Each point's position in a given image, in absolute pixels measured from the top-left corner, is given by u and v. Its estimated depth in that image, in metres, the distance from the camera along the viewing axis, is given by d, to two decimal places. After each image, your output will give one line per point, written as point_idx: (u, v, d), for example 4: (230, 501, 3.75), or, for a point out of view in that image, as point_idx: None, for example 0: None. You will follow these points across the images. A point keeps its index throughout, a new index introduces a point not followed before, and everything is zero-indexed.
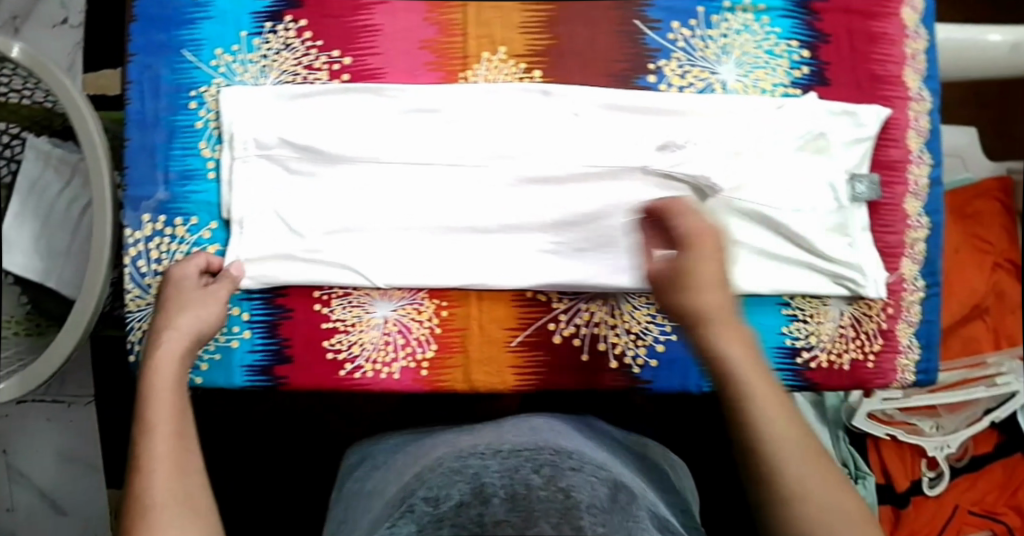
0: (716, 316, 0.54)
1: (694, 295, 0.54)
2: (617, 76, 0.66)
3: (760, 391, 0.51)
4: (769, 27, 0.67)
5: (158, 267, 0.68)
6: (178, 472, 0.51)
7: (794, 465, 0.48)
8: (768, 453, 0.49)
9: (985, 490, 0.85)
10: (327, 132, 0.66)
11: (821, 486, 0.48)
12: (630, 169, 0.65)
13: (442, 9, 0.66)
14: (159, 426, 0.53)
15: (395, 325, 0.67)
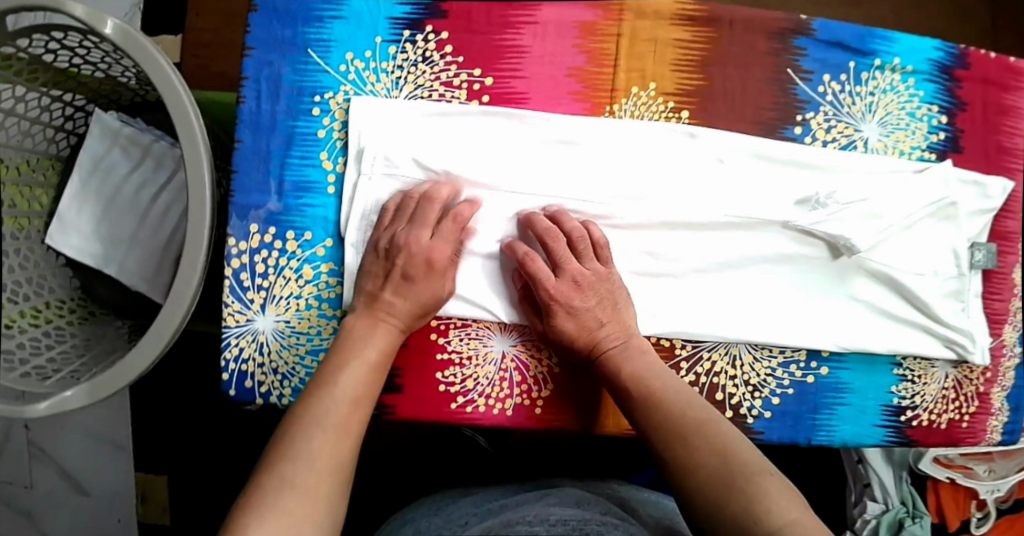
0: (619, 339, 0.62)
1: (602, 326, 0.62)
2: (765, 124, 0.65)
3: (658, 396, 0.59)
4: (913, 89, 0.68)
5: (263, 282, 0.64)
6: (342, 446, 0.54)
7: (693, 449, 0.56)
8: (675, 440, 0.56)
9: None
10: (467, 154, 0.63)
11: (710, 462, 0.55)
12: (771, 224, 0.64)
13: (595, 37, 0.64)
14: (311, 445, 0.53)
15: (511, 361, 0.64)
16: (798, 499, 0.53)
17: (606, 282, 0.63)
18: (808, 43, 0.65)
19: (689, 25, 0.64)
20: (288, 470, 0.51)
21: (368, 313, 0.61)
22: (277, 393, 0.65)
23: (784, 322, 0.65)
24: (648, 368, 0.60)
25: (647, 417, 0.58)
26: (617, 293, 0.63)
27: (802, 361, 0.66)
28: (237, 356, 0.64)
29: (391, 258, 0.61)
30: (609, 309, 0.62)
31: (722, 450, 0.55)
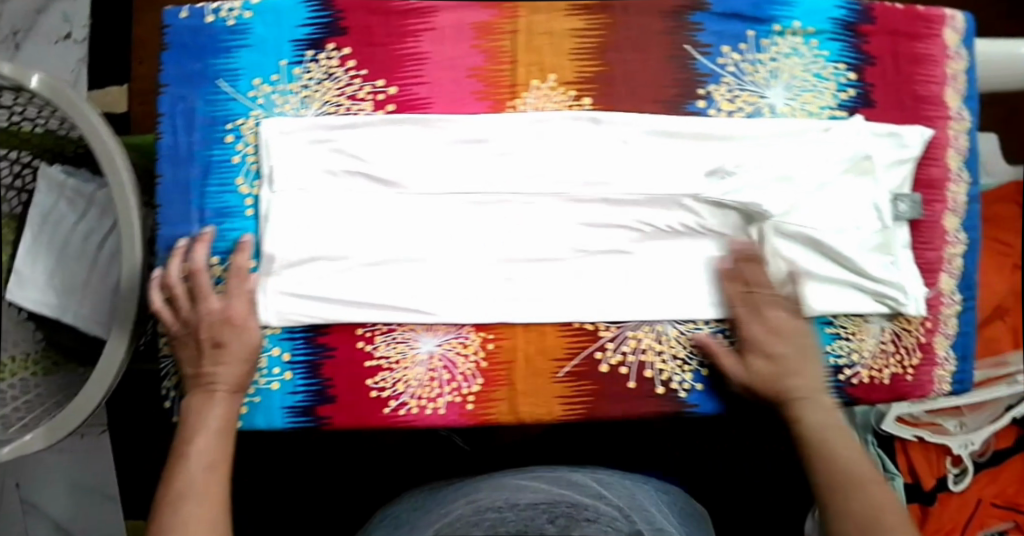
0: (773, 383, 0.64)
1: (789, 381, 0.64)
2: (668, 102, 0.66)
3: (820, 450, 0.62)
4: (817, 50, 0.67)
5: None
6: (220, 481, 0.60)
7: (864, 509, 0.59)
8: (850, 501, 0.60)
9: (1007, 482, 0.92)
10: (381, 161, 0.65)
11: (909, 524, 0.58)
12: (678, 197, 0.65)
13: (491, 36, 0.65)
14: (192, 493, 0.58)
15: (440, 360, 0.66)
16: None
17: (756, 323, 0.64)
18: (704, 17, 0.66)
19: (584, 14, 0.65)
20: (180, 518, 0.56)
21: (199, 388, 0.62)
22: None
23: (706, 294, 0.66)
24: (822, 414, 0.64)
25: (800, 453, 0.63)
26: (759, 326, 0.64)
27: (729, 330, 0.67)
28: (177, 385, 0.67)
29: (195, 335, 0.63)
30: (800, 355, 0.64)
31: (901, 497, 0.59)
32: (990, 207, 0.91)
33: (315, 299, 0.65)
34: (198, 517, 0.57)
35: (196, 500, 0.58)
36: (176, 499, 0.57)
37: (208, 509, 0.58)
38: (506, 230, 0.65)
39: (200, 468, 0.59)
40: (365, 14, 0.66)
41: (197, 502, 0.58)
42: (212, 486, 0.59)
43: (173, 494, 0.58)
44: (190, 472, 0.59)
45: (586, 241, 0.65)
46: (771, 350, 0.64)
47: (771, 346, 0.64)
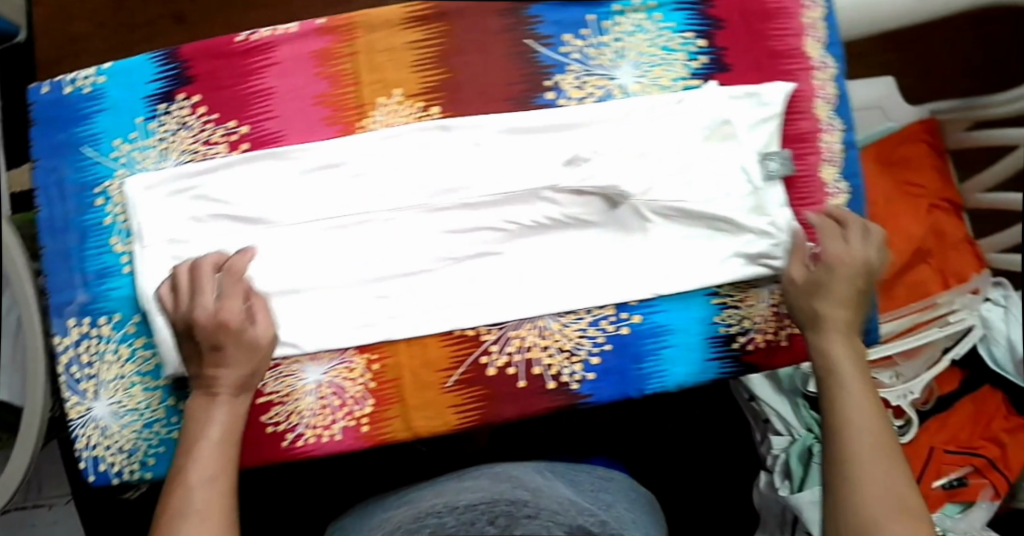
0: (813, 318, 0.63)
1: (823, 300, 0.63)
2: (517, 99, 0.66)
3: (852, 400, 0.59)
4: (663, 23, 0.66)
5: (91, 373, 0.69)
6: (225, 497, 0.58)
7: (860, 472, 0.56)
8: (837, 466, 0.57)
9: (958, 425, 0.91)
10: (245, 199, 0.66)
11: (890, 487, 0.55)
12: (535, 192, 0.66)
13: (331, 61, 0.65)
14: (195, 505, 0.56)
15: (329, 387, 0.67)
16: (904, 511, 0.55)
17: (855, 248, 0.65)
18: (542, 9, 0.65)
19: (421, 25, 0.65)
20: (182, 527, 0.55)
21: (202, 390, 0.61)
22: (129, 469, 0.69)
23: (582, 282, 0.67)
24: (848, 345, 0.62)
25: (827, 383, 0.61)
26: (836, 249, 0.64)
27: (612, 315, 0.68)
28: (87, 444, 0.69)
29: (193, 336, 0.61)
30: (858, 264, 0.64)
31: (881, 444, 0.57)
32: (896, 150, 0.90)
33: None
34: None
35: (196, 522, 0.56)
36: (176, 514, 0.56)
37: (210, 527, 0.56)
38: (375, 249, 0.66)
39: (203, 488, 0.57)
40: (208, 59, 0.66)
41: (199, 523, 0.56)
42: (214, 505, 0.57)
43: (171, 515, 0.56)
44: (189, 481, 0.57)
45: (453, 247, 0.66)
46: (836, 276, 0.64)
47: (832, 272, 0.64)
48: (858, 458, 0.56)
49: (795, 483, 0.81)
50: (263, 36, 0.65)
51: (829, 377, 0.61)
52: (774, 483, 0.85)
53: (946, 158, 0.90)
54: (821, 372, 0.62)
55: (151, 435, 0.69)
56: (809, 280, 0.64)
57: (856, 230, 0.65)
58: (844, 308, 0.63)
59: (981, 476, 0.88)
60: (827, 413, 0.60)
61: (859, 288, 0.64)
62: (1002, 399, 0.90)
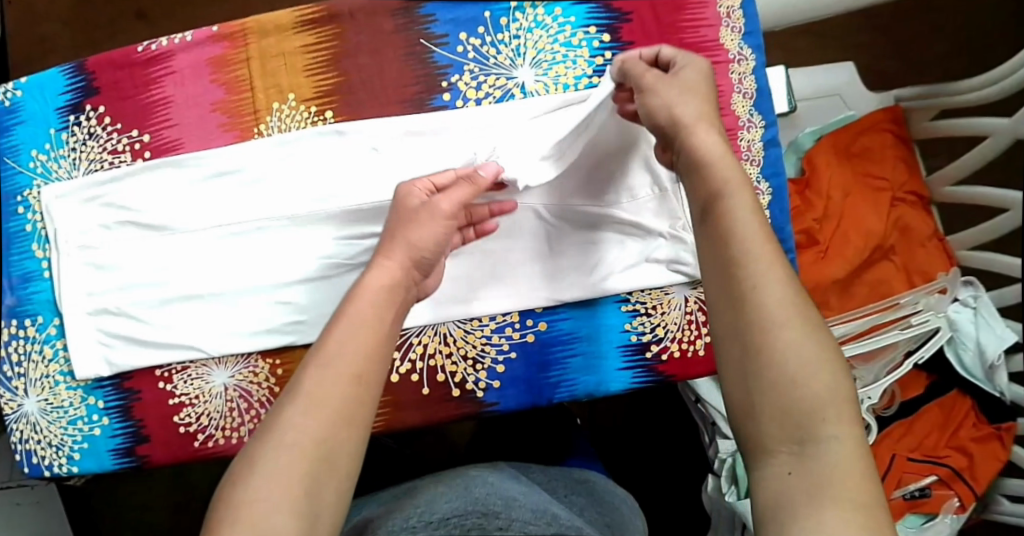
0: (696, 163, 0.51)
1: (690, 108, 0.54)
2: (412, 101, 0.64)
3: (755, 251, 0.46)
4: (563, 18, 0.64)
5: (19, 369, 0.68)
6: (350, 384, 0.47)
7: (780, 339, 0.43)
8: (755, 337, 0.43)
9: (924, 432, 0.83)
10: (152, 205, 0.66)
11: (810, 340, 0.43)
12: None
13: (228, 68, 0.65)
14: (305, 389, 0.46)
15: (235, 391, 0.66)
16: (832, 368, 0.43)
17: (704, 72, 0.56)
18: (435, 9, 0.64)
19: (311, 28, 0.64)
20: (257, 450, 0.44)
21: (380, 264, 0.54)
22: (59, 463, 0.67)
23: (485, 287, 0.65)
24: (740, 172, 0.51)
25: (715, 213, 0.49)
26: (696, 82, 0.55)
27: (517, 321, 0.65)
28: (20, 438, 0.68)
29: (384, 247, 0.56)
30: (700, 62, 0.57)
31: (793, 293, 0.45)
32: (857, 140, 0.83)
33: (110, 347, 0.67)
34: (300, 455, 0.43)
35: (305, 403, 0.45)
36: (287, 395, 0.47)
37: (326, 430, 0.45)
38: (273, 255, 0.65)
39: (320, 363, 0.48)
40: (112, 69, 0.67)
41: (309, 406, 0.45)
42: (328, 388, 0.46)
43: (295, 398, 0.46)
44: (311, 375, 0.47)
45: (348, 253, 0.64)
46: (694, 109, 0.53)
47: (689, 108, 0.54)
48: (778, 326, 0.43)
49: (741, 488, 0.75)
50: (162, 45, 0.66)
51: (716, 202, 0.49)
52: (722, 489, 0.77)
53: (912, 147, 0.83)
54: (706, 202, 0.50)
55: (75, 432, 0.67)
56: (673, 117, 0.53)
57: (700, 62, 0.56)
58: (720, 148, 0.51)
59: (946, 487, 0.80)
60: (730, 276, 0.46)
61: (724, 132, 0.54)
62: (972, 405, 0.82)
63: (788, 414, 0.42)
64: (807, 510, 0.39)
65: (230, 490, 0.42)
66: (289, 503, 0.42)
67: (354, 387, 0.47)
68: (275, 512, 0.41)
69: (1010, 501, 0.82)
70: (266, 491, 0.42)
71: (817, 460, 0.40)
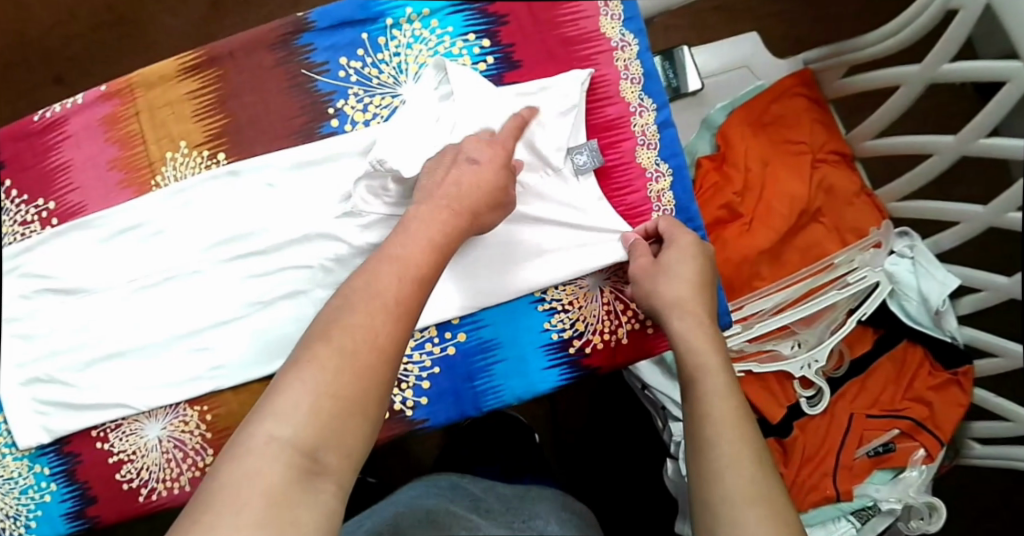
0: (681, 347, 0.55)
1: (664, 285, 0.58)
2: (301, 132, 0.64)
3: (723, 429, 0.49)
4: (440, 30, 0.65)
5: None
6: (397, 325, 0.47)
7: (742, 512, 0.44)
8: (721, 511, 0.45)
9: (879, 388, 0.80)
10: (68, 269, 0.67)
11: (772, 514, 0.44)
12: (324, 236, 0.63)
13: (119, 125, 0.66)
14: (358, 314, 0.46)
15: (169, 442, 0.66)
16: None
17: (693, 255, 0.59)
18: (312, 37, 0.64)
19: (194, 74, 0.65)
20: (314, 353, 0.44)
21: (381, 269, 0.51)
22: (17, 534, 0.68)
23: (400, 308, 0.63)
24: (709, 334, 0.55)
25: (691, 390, 0.52)
26: (680, 261, 0.59)
27: (435, 335, 0.64)
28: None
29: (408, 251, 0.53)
30: (676, 246, 0.60)
31: (756, 457, 0.47)
32: (770, 108, 0.82)
33: (46, 415, 0.67)
34: (345, 381, 0.43)
35: (362, 328, 0.45)
36: (339, 312, 0.46)
37: (372, 362, 0.44)
38: (187, 303, 0.65)
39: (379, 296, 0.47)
40: (12, 141, 0.68)
41: (367, 332, 0.45)
42: (382, 319, 0.46)
43: (343, 326, 0.45)
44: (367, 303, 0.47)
45: (261, 291, 0.64)
46: (674, 293, 0.57)
47: (671, 290, 0.58)
48: (740, 502, 0.45)
49: None
50: (55, 112, 0.67)
51: (693, 378, 0.52)
52: (682, 470, 0.74)
53: (828, 108, 0.83)
54: (686, 378, 0.53)
55: (25, 501, 0.68)
56: (659, 298, 0.58)
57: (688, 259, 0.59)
58: (703, 340, 0.54)
59: (910, 439, 0.77)
60: (700, 453, 0.49)
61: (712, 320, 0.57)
62: (923, 353, 0.79)
63: None
64: None
65: (271, 398, 0.42)
66: (322, 433, 0.41)
67: (403, 327, 0.47)
68: (321, 427, 0.41)
69: (979, 444, 0.80)
70: (302, 412, 0.41)
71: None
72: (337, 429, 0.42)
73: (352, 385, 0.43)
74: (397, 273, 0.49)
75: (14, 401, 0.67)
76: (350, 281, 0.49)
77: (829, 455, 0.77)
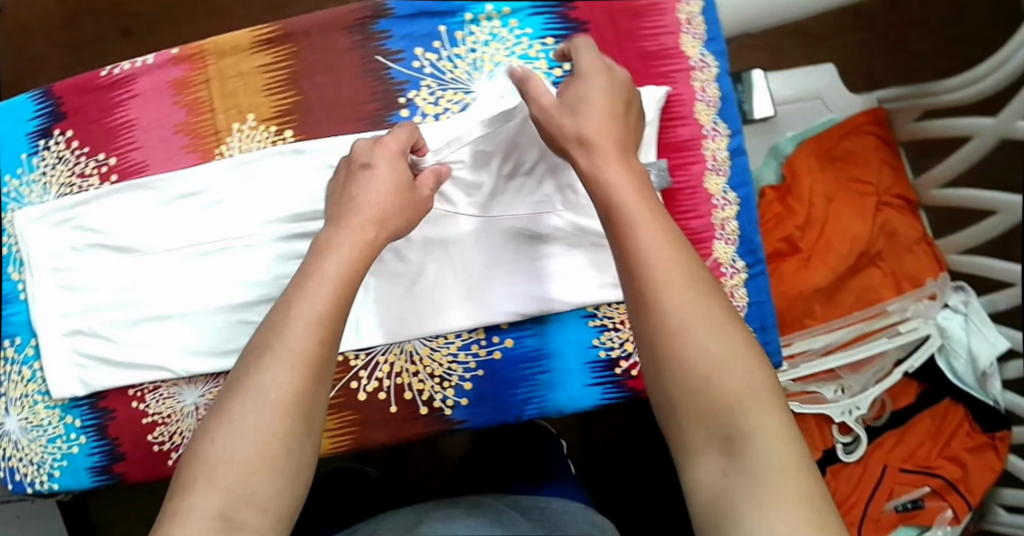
0: (595, 183, 0.51)
1: (581, 118, 0.54)
2: (370, 118, 0.64)
3: (654, 264, 0.46)
4: (519, 30, 0.64)
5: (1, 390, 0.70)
6: (305, 376, 0.46)
7: (690, 347, 0.44)
8: (667, 345, 0.44)
9: (917, 442, 0.78)
10: (123, 227, 0.67)
11: (721, 346, 0.44)
12: None
13: (187, 90, 0.66)
14: (277, 351, 0.47)
15: (206, 410, 0.66)
16: (749, 359, 0.44)
17: (605, 93, 0.56)
18: (389, 24, 0.64)
19: (268, 48, 0.65)
20: (235, 408, 0.45)
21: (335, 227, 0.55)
22: (40, 480, 0.68)
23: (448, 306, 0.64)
24: (626, 171, 0.52)
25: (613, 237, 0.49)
26: (594, 92, 0.55)
27: (483, 338, 0.64)
28: (3, 456, 0.69)
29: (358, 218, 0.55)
30: (594, 76, 0.57)
31: (692, 286, 0.46)
32: (840, 144, 0.80)
33: (85, 367, 0.67)
34: (244, 452, 0.43)
35: (280, 365, 0.46)
36: (263, 351, 0.47)
37: (289, 399, 0.45)
38: (237, 275, 0.65)
39: (299, 325, 0.48)
40: (78, 94, 0.68)
41: (284, 367, 0.46)
42: (300, 344, 0.47)
43: (248, 395, 0.45)
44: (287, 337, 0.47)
45: None
46: (589, 126, 0.54)
47: (589, 125, 0.54)
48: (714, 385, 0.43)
49: None
50: (124, 69, 0.67)
51: (613, 219, 0.49)
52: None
53: (897, 149, 0.81)
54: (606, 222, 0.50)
55: (54, 449, 0.68)
56: (565, 127, 0.54)
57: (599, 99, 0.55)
58: (639, 199, 0.50)
59: (939, 498, 0.75)
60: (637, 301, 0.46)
61: (629, 158, 0.53)
62: (965, 414, 0.77)
63: (706, 411, 0.43)
64: (751, 509, 0.39)
65: (197, 459, 0.44)
66: (233, 496, 0.42)
67: (322, 348, 0.48)
68: (240, 481, 0.43)
69: (1007, 512, 0.78)
70: (208, 497, 0.42)
71: (734, 441, 0.42)
72: (263, 477, 0.43)
73: (274, 429, 0.44)
74: (344, 258, 0.52)
75: (55, 351, 0.68)
76: (282, 296, 0.51)
77: (858, 504, 0.76)
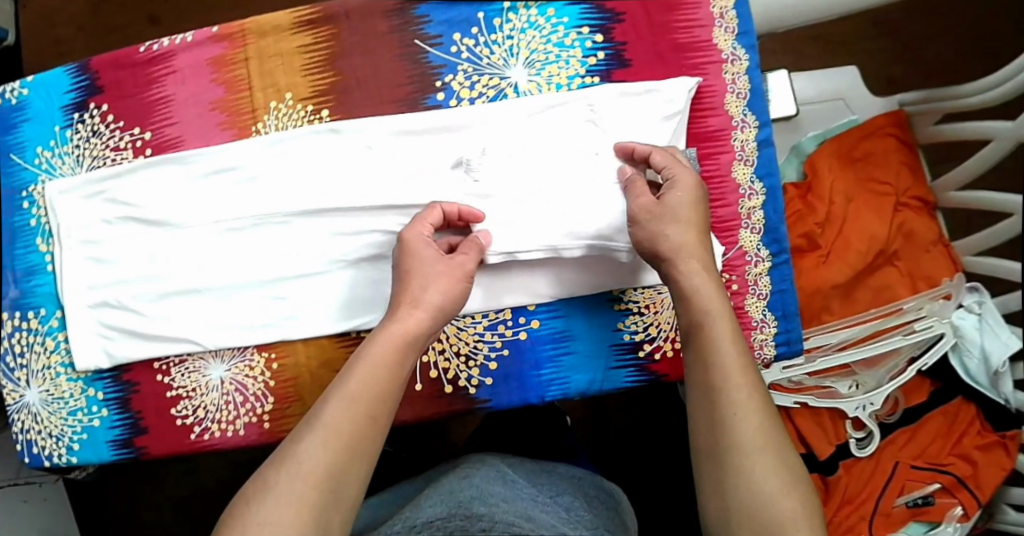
0: (679, 292, 0.57)
1: (670, 224, 0.58)
2: (406, 101, 0.65)
3: (724, 356, 0.53)
4: (556, 19, 0.65)
5: (20, 362, 0.69)
6: (338, 451, 0.50)
7: (754, 464, 0.50)
8: (733, 457, 0.50)
9: (929, 439, 0.78)
10: (155, 201, 0.67)
11: (779, 461, 0.50)
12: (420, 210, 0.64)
13: (225, 68, 0.67)
14: (322, 422, 0.51)
15: (231, 384, 0.66)
16: (793, 474, 0.50)
17: (694, 204, 0.59)
18: (429, 9, 0.65)
19: (308, 29, 0.66)
20: (272, 475, 0.49)
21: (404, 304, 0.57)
22: (58, 453, 0.68)
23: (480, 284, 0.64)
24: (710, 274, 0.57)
25: (697, 338, 0.55)
26: (684, 205, 0.58)
27: (510, 319, 0.65)
28: (21, 428, 0.69)
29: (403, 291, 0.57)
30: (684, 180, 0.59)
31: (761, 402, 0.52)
32: (860, 145, 0.81)
33: (110, 339, 0.67)
34: (276, 510, 0.47)
35: (320, 434, 0.50)
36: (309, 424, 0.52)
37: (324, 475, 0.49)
38: (269, 250, 0.66)
39: (341, 402, 0.52)
40: (114, 69, 0.69)
41: (323, 438, 0.50)
42: (346, 424, 0.51)
43: (283, 467, 0.49)
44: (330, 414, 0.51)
45: (346, 250, 0.65)
46: (675, 201, 0.58)
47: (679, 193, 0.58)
48: (752, 451, 0.50)
49: None
50: (163, 45, 0.68)
51: (699, 323, 0.55)
52: None
53: (917, 152, 0.82)
54: (691, 320, 0.56)
55: (75, 422, 0.68)
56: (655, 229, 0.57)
57: (689, 176, 0.59)
58: (704, 277, 0.56)
59: (949, 495, 0.76)
60: (709, 398, 0.53)
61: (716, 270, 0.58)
62: (976, 412, 0.77)
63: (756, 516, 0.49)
64: None
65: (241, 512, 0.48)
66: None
67: (366, 423, 0.52)
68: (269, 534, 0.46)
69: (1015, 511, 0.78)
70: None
71: None
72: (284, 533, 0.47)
73: (310, 494, 0.48)
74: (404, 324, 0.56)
75: (82, 322, 0.68)
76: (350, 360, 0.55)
77: (869, 498, 0.77)
